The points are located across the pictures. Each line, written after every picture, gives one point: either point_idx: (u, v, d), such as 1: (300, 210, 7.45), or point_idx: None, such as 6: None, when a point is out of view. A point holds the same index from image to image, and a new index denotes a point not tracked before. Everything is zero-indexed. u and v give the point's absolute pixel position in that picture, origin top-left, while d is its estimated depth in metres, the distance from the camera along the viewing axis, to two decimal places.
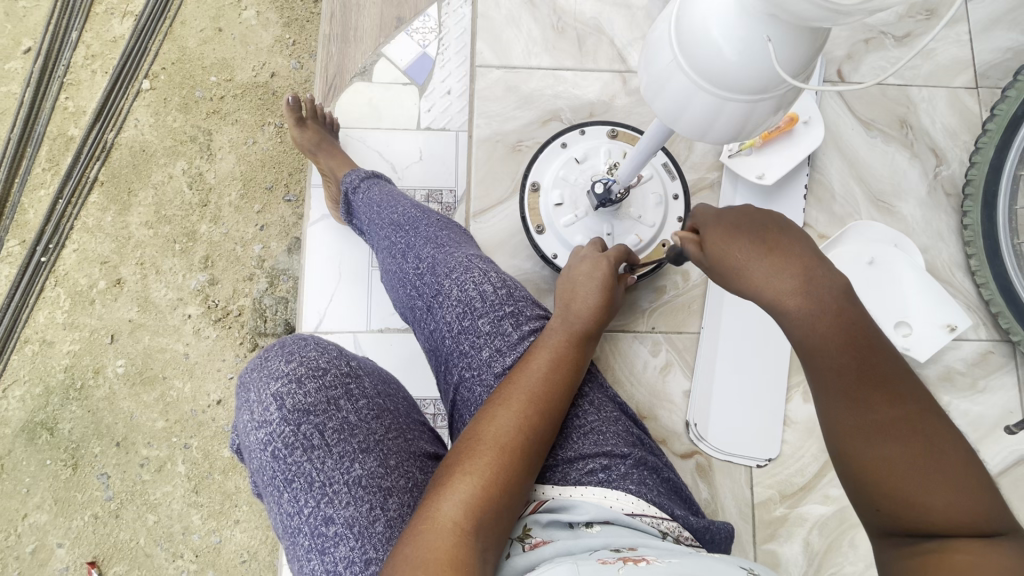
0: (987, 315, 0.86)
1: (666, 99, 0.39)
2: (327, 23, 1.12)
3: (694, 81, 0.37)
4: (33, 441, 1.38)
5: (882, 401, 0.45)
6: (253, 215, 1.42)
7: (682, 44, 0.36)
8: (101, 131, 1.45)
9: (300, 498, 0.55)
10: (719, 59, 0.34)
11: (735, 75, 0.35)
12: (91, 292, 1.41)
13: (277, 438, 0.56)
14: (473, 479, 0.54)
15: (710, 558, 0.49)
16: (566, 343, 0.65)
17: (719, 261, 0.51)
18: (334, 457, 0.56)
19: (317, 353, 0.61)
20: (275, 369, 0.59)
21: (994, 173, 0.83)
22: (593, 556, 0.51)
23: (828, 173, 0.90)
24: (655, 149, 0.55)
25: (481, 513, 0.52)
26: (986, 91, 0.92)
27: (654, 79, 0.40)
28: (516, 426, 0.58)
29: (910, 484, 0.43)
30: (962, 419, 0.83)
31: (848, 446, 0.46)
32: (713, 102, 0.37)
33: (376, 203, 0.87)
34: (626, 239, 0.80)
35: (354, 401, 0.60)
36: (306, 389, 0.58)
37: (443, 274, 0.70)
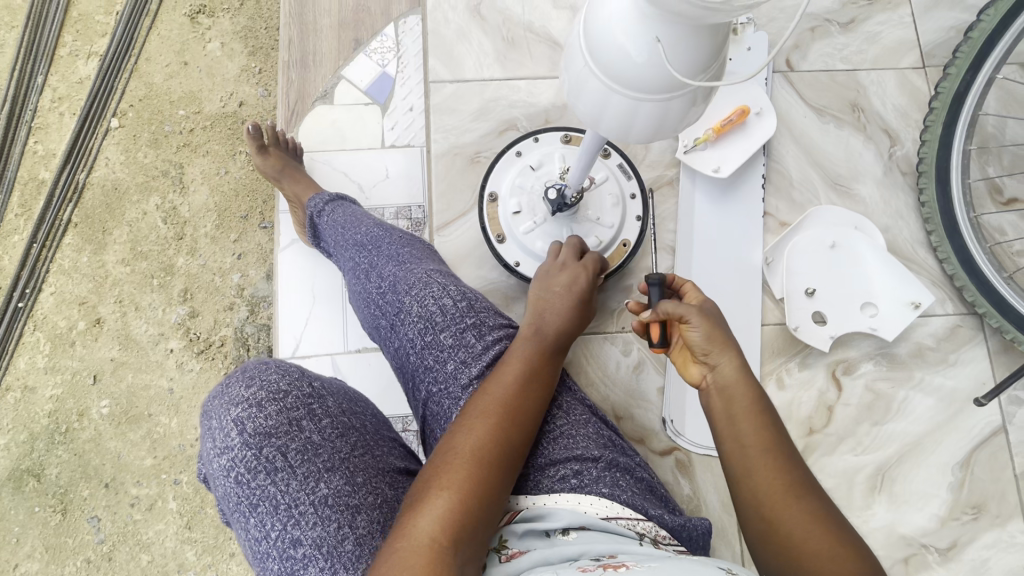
0: (952, 289, 0.87)
1: (585, 104, 0.40)
2: (286, 50, 1.13)
3: (607, 86, 0.37)
4: (20, 489, 1.37)
5: (787, 466, 0.52)
6: (230, 244, 1.42)
7: (593, 52, 0.37)
8: (72, 172, 1.45)
9: (266, 522, 0.55)
10: (626, 61, 0.35)
11: (644, 75, 0.35)
12: (71, 334, 1.41)
13: (239, 463, 0.56)
14: (450, 493, 0.53)
15: (690, 562, 0.49)
16: (536, 351, 0.66)
17: (712, 343, 0.57)
18: (298, 478, 0.56)
19: (278, 376, 0.61)
20: (236, 395, 0.59)
21: (943, 149, 0.84)
22: (573, 565, 0.52)
23: (784, 161, 0.91)
24: (597, 150, 0.56)
25: (459, 528, 0.51)
26: (933, 69, 0.93)
27: (573, 85, 0.40)
28: (493, 438, 0.57)
29: (807, 538, 0.49)
30: (935, 395, 0.84)
31: (768, 505, 0.51)
32: (628, 104, 0.38)
33: (340, 225, 0.88)
34: (585, 241, 0.80)
35: (317, 421, 0.60)
36: (266, 412, 0.58)
37: (403, 291, 0.70)
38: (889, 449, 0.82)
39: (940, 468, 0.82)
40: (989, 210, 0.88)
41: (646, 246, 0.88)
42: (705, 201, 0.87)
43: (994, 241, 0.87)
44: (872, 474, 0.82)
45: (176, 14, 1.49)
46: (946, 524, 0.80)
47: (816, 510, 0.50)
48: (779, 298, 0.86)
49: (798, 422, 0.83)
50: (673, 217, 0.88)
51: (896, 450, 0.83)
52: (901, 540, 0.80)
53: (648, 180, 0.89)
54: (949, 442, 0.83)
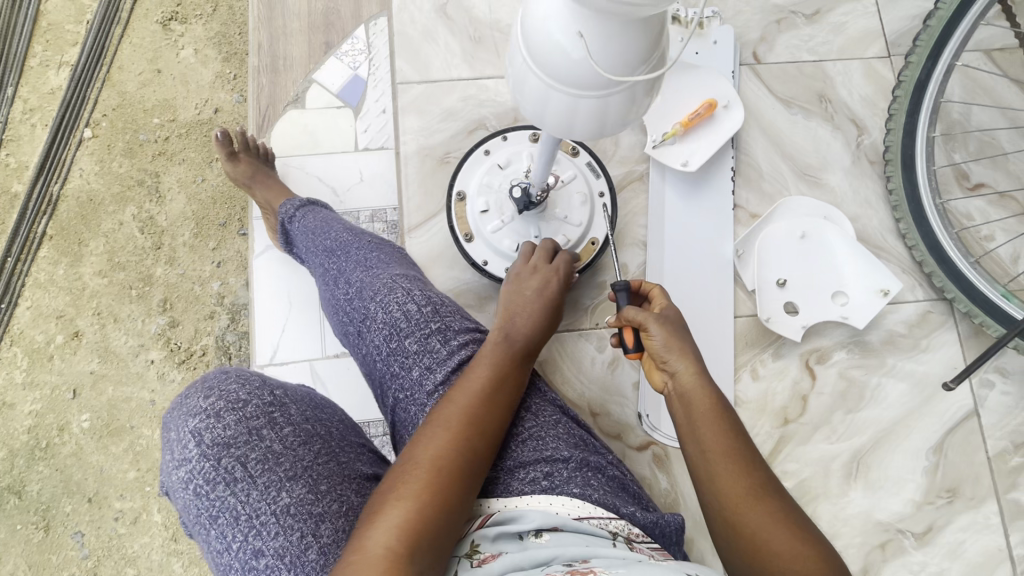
0: (922, 276, 0.88)
1: (528, 102, 0.40)
2: (256, 55, 1.12)
3: (546, 84, 0.37)
4: (2, 507, 1.35)
5: (750, 467, 0.54)
6: (209, 252, 1.41)
7: (531, 49, 0.36)
8: (45, 184, 1.43)
9: (227, 534, 0.54)
10: (561, 58, 0.35)
11: (579, 72, 0.35)
12: (50, 348, 1.39)
13: (198, 475, 0.56)
14: (407, 504, 0.52)
15: (658, 568, 0.50)
16: (503, 358, 0.65)
17: (671, 346, 0.61)
18: (258, 488, 0.55)
19: (237, 385, 0.60)
20: (194, 406, 0.58)
21: (908, 137, 0.84)
22: (544, 573, 0.52)
23: (753, 153, 0.91)
24: (555, 149, 0.57)
25: (415, 539, 0.51)
26: (898, 58, 0.94)
27: (516, 83, 0.40)
28: (453, 448, 0.57)
29: (773, 538, 0.51)
30: (907, 381, 0.85)
31: (734, 505, 0.52)
32: (567, 101, 0.38)
33: (310, 230, 0.88)
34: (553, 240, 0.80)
35: (279, 429, 0.59)
36: (225, 422, 0.57)
37: (369, 298, 0.70)
38: (863, 437, 0.83)
39: (914, 453, 0.83)
40: (956, 195, 0.89)
41: (617, 242, 0.88)
42: (675, 195, 0.87)
43: (962, 227, 0.88)
44: (848, 461, 0.83)
45: (147, 21, 1.48)
46: (922, 509, 0.81)
47: (781, 511, 0.52)
48: (751, 290, 0.86)
49: (773, 413, 0.84)
50: (644, 212, 0.88)
51: (871, 437, 0.83)
52: (878, 526, 0.81)
53: (618, 176, 0.89)
54: (923, 427, 0.83)
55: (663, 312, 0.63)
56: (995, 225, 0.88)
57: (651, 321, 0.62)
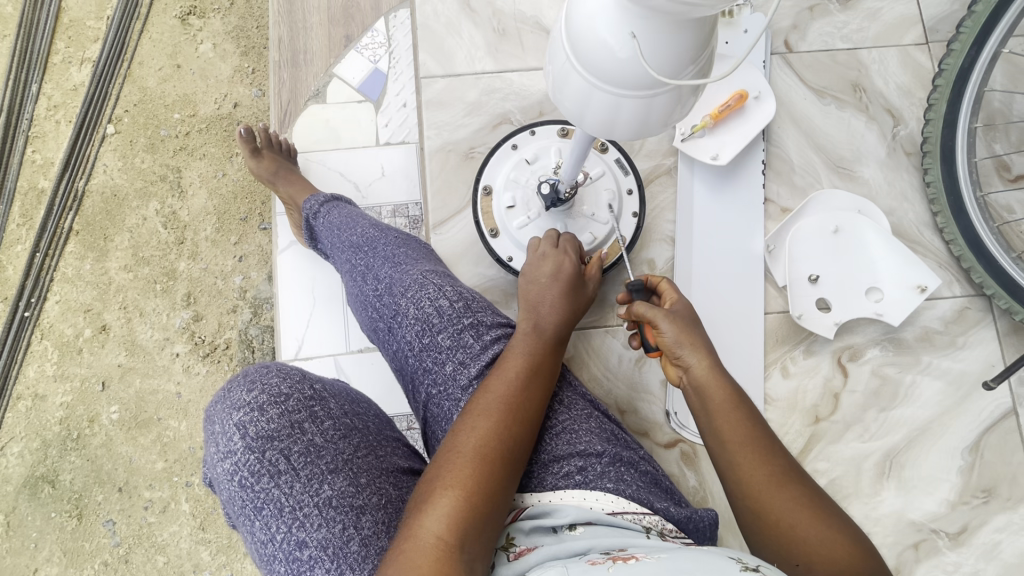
0: (960, 270, 0.85)
1: (568, 100, 0.39)
2: (276, 49, 1.12)
3: (590, 83, 0.36)
4: (36, 495, 1.39)
5: (771, 453, 0.53)
6: (231, 247, 1.42)
7: (577, 47, 0.35)
8: (70, 180, 1.45)
9: (271, 524, 0.55)
10: (605, 57, 0.34)
11: (624, 71, 0.34)
12: (78, 342, 1.42)
13: (243, 467, 0.56)
14: (455, 491, 0.53)
15: (700, 551, 0.49)
16: (536, 349, 0.65)
17: (682, 342, 0.59)
18: (302, 480, 0.56)
19: (279, 379, 0.61)
20: (237, 399, 0.59)
21: (948, 128, 0.81)
22: (581, 559, 0.51)
23: (784, 146, 0.89)
24: (587, 146, 0.56)
25: (467, 526, 0.51)
26: (936, 45, 0.91)
27: (556, 81, 0.39)
28: (496, 435, 0.57)
29: (799, 526, 0.50)
30: (943, 379, 0.83)
31: (759, 494, 0.52)
32: (610, 100, 0.37)
33: (337, 226, 0.88)
34: (580, 237, 0.79)
35: (320, 423, 0.60)
36: (268, 415, 0.58)
37: (400, 292, 0.72)
38: (897, 435, 0.82)
39: (949, 452, 0.81)
40: (997, 188, 0.86)
41: (645, 238, 0.86)
42: (704, 190, 0.85)
43: (1002, 221, 0.85)
44: (880, 460, 0.81)
45: (166, 16, 1.48)
46: (957, 509, 0.80)
47: (805, 497, 0.51)
48: (782, 286, 0.85)
49: (804, 411, 0.83)
50: (671, 207, 0.87)
51: (904, 436, 0.82)
52: (911, 526, 0.79)
53: (645, 170, 0.88)
54: (958, 426, 0.82)
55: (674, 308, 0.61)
56: None
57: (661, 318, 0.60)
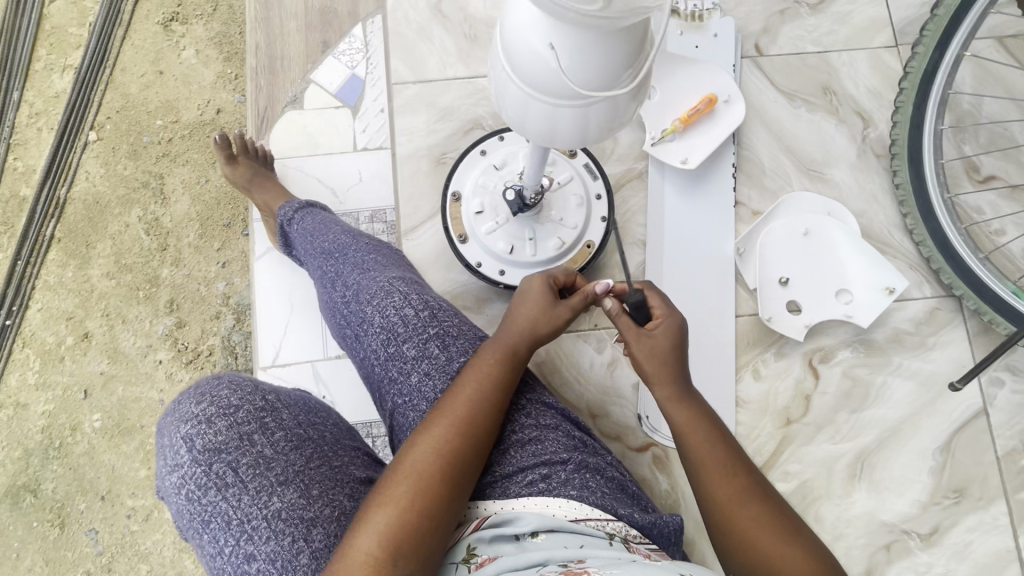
0: (930, 272, 0.86)
1: (509, 109, 0.39)
2: (254, 56, 1.12)
3: (527, 94, 0.36)
4: (18, 504, 1.38)
5: (734, 469, 0.54)
6: (214, 253, 1.42)
7: (511, 58, 0.35)
8: (52, 187, 1.45)
9: (219, 538, 0.56)
10: (538, 68, 0.34)
11: (557, 81, 0.34)
12: (60, 349, 1.41)
13: (190, 480, 0.57)
14: (389, 509, 0.53)
15: (652, 569, 0.50)
16: (498, 364, 0.64)
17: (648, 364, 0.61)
18: (250, 492, 0.56)
19: (229, 391, 0.61)
20: (185, 412, 0.59)
21: (915, 130, 0.82)
22: (538, 574, 0.52)
23: (755, 149, 0.89)
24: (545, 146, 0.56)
25: (398, 546, 0.52)
26: (906, 47, 0.91)
27: (497, 90, 0.39)
28: (441, 453, 0.57)
29: (765, 540, 0.50)
30: (914, 380, 0.83)
31: (724, 509, 0.52)
32: (547, 110, 0.37)
33: (309, 232, 0.88)
34: (548, 242, 0.79)
35: (270, 435, 0.60)
36: (216, 428, 0.59)
37: (366, 300, 0.72)
38: (869, 436, 0.82)
39: (920, 453, 0.81)
40: (966, 189, 0.86)
41: (617, 242, 0.86)
42: (674, 193, 0.86)
43: (971, 222, 0.86)
44: (852, 462, 0.81)
45: (148, 22, 1.48)
46: (928, 509, 0.80)
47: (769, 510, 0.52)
48: (753, 289, 0.85)
49: (776, 413, 0.83)
50: (643, 211, 0.87)
51: (876, 437, 0.82)
52: (882, 527, 0.80)
53: (617, 174, 0.88)
54: (930, 427, 0.82)
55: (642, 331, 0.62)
56: (1006, 219, 0.86)
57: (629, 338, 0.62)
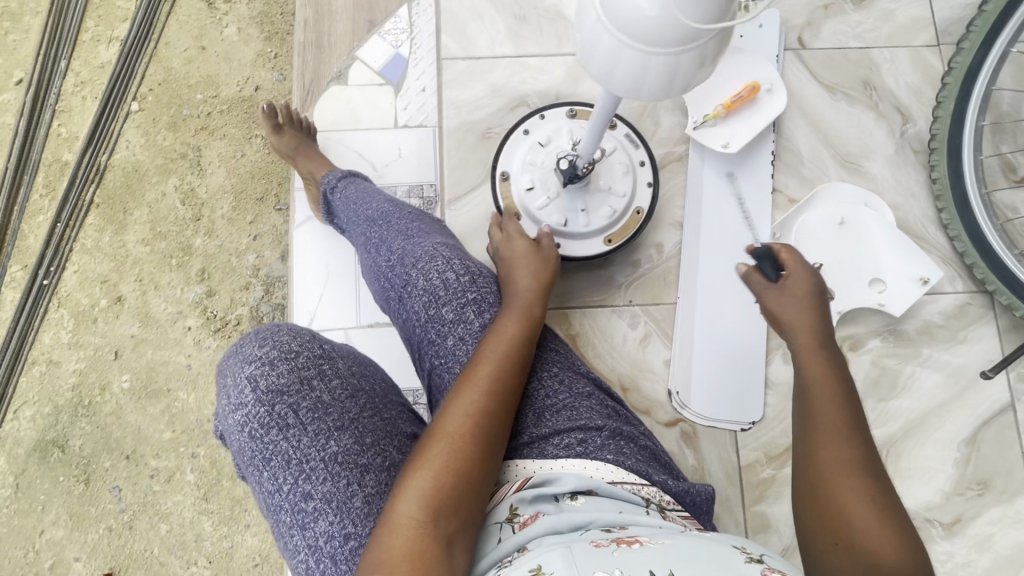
0: (963, 267, 0.87)
1: (598, 61, 0.41)
2: (301, 31, 1.15)
3: (622, 45, 0.39)
4: (46, 460, 1.42)
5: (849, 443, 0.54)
6: (247, 226, 1.46)
7: (608, 7, 0.38)
8: (94, 154, 1.49)
9: (279, 476, 0.58)
10: (637, 15, 0.36)
11: (654, 29, 0.36)
12: (94, 311, 1.45)
13: (253, 419, 0.59)
14: (430, 474, 0.54)
15: (699, 540, 0.51)
16: (517, 330, 0.67)
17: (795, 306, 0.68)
18: (309, 435, 0.59)
19: (290, 337, 0.63)
20: (249, 353, 0.61)
21: (956, 126, 0.83)
22: (586, 536, 0.52)
23: (795, 139, 0.91)
24: (609, 118, 0.56)
25: (438, 506, 0.53)
26: (947, 47, 0.93)
27: (584, 47, 0.42)
28: (468, 415, 0.59)
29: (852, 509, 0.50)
30: (942, 372, 0.84)
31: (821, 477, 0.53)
32: (638, 59, 0.39)
33: (353, 199, 0.91)
34: (600, 211, 0.82)
35: (328, 381, 0.62)
36: (279, 370, 0.60)
37: (411, 264, 0.74)
38: (896, 424, 0.83)
39: (946, 444, 0.82)
40: (1002, 187, 0.87)
41: (654, 222, 0.89)
42: (713, 177, 0.88)
43: (1006, 219, 0.87)
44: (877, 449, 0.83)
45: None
46: (951, 499, 0.81)
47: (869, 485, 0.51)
48: None
49: None
50: (681, 193, 0.89)
51: (902, 426, 0.83)
52: None
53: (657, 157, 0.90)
54: (956, 419, 0.83)
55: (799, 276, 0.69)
56: None
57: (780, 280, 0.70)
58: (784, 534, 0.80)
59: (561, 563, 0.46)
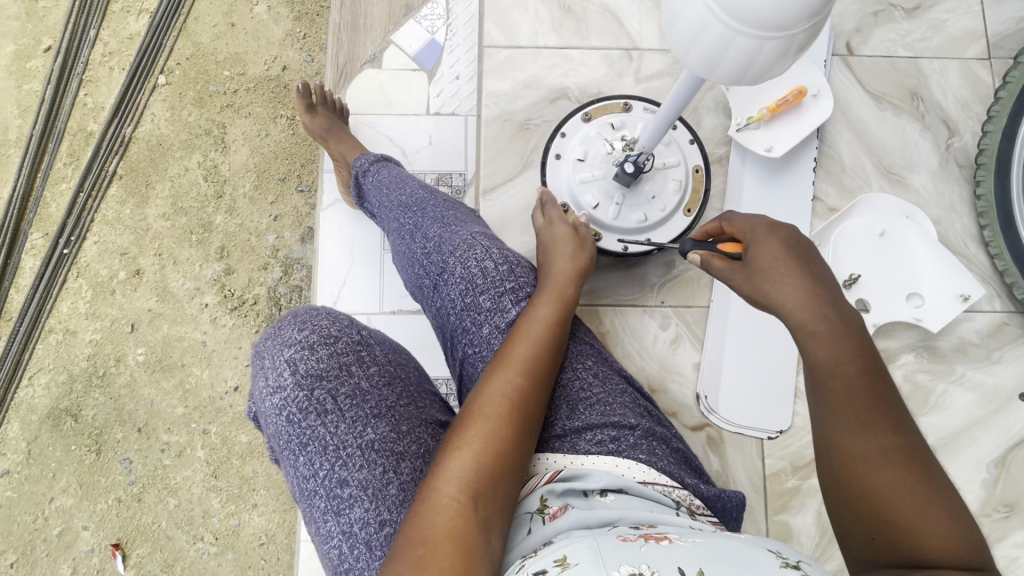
0: (1002, 286, 0.85)
1: (732, 64, 0.39)
2: (337, 12, 1.14)
3: (757, 39, 0.37)
4: (58, 428, 1.42)
5: (881, 425, 0.49)
6: (268, 206, 1.45)
7: (732, 16, 0.36)
8: (119, 126, 1.48)
9: (315, 461, 0.57)
10: (771, 9, 0.34)
11: (796, 11, 0.34)
12: (112, 283, 1.45)
13: (292, 403, 0.58)
14: (467, 455, 0.54)
15: (731, 538, 0.48)
16: (554, 316, 0.66)
17: (762, 268, 0.54)
18: (347, 421, 0.58)
19: (329, 322, 0.63)
20: (288, 337, 0.61)
21: (1007, 140, 0.82)
22: (613, 532, 0.51)
23: (837, 147, 0.89)
24: (679, 112, 0.57)
25: (478, 489, 0.52)
26: (998, 61, 0.91)
27: (704, 58, 0.40)
28: (505, 400, 0.58)
29: (891, 496, 0.47)
30: (975, 391, 0.83)
31: (849, 465, 0.49)
32: (781, 43, 0.37)
33: (385, 185, 0.90)
34: (668, 189, 0.82)
35: (366, 367, 0.62)
36: (318, 355, 0.60)
37: (451, 250, 0.74)
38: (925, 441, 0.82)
39: (975, 464, 0.81)
40: None
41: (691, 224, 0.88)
42: (753, 181, 0.86)
43: None
44: None
45: None
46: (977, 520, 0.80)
47: (906, 467, 0.48)
48: None
49: None
50: (720, 195, 0.88)
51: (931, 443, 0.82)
52: None
53: None
54: (987, 439, 0.82)
55: (776, 229, 0.55)
56: None
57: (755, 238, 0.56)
58: (805, 545, 0.79)
59: (586, 554, 0.45)
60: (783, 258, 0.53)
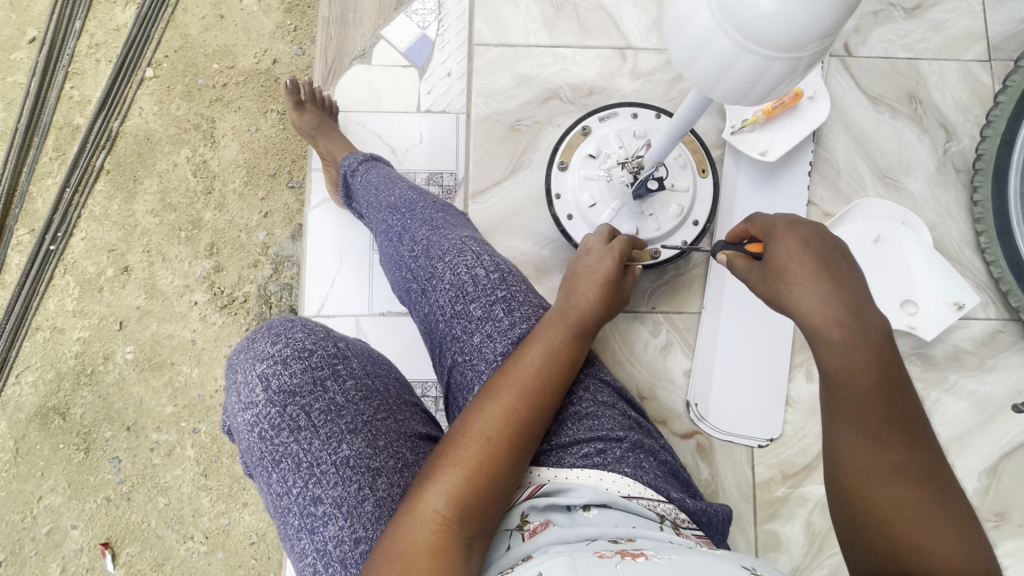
0: (998, 294, 0.84)
1: (775, 84, 0.37)
2: (326, 6, 1.11)
3: (792, 58, 0.34)
4: (46, 426, 1.41)
5: (897, 441, 0.47)
6: (258, 202, 1.43)
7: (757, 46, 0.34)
8: (106, 120, 1.46)
9: (288, 478, 0.57)
10: (797, 28, 0.32)
11: (829, 19, 0.32)
12: (100, 280, 1.43)
13: (263, 419, 0.58)
14: (459, 468, 0.53)
15: (709, 556, 0.47)
16: (564, 337, 0.65)
17: (780, 267, 0.52)
18: (321, 437, 0.57)
19: (303, 335, 0.62)
20: (260, 351, 0.60)
21: (1005, 146, 0.81)
22: (590, 547, 0.50)
23: (833, 149, 0.88)
24: (689, 125, 0.54)
25: (466, 505, 0.52)
26: (999, 63, 0.89)
27: (741, 86, 0.38)
28: (503, 419, 0.57)
29: (901, 516, 0.45)
30: (967, 400, 0.82)
31: (857, 481, 0.47)
32: (820, 50, 0.34)
33: (374, 185, 0.88)
34: (684, 173, 0.81)
35: (341, 381, 0.61)
36: (291, 369, 0.59)
37: (438, 257, 0.72)
38: None
39: (966, 473, 0.81)
40: None
41: None
42: (748, 186, 0.85)
43: None
44: None
45: None
46: None
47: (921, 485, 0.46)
48: None
49: None
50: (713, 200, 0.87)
51: None
52: None
53: None
54: (979, 448, 0.81)
55: (802, 227, 0.52)
56: None
57: (776, 234, 0.53)
58: (794, 554, 0.79)
59: (561, 567, 0.44)
60: (805, 259, 0.50)
